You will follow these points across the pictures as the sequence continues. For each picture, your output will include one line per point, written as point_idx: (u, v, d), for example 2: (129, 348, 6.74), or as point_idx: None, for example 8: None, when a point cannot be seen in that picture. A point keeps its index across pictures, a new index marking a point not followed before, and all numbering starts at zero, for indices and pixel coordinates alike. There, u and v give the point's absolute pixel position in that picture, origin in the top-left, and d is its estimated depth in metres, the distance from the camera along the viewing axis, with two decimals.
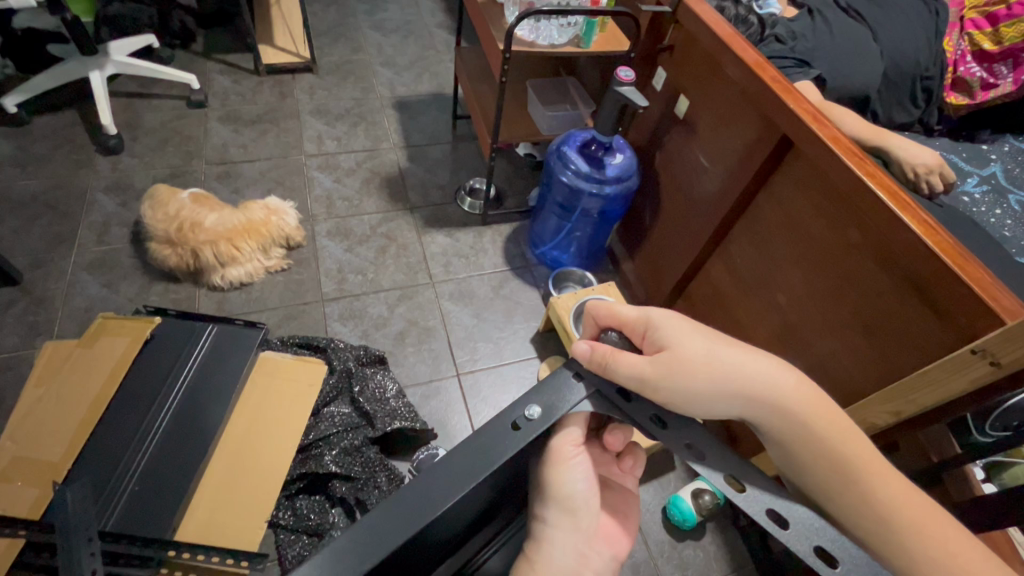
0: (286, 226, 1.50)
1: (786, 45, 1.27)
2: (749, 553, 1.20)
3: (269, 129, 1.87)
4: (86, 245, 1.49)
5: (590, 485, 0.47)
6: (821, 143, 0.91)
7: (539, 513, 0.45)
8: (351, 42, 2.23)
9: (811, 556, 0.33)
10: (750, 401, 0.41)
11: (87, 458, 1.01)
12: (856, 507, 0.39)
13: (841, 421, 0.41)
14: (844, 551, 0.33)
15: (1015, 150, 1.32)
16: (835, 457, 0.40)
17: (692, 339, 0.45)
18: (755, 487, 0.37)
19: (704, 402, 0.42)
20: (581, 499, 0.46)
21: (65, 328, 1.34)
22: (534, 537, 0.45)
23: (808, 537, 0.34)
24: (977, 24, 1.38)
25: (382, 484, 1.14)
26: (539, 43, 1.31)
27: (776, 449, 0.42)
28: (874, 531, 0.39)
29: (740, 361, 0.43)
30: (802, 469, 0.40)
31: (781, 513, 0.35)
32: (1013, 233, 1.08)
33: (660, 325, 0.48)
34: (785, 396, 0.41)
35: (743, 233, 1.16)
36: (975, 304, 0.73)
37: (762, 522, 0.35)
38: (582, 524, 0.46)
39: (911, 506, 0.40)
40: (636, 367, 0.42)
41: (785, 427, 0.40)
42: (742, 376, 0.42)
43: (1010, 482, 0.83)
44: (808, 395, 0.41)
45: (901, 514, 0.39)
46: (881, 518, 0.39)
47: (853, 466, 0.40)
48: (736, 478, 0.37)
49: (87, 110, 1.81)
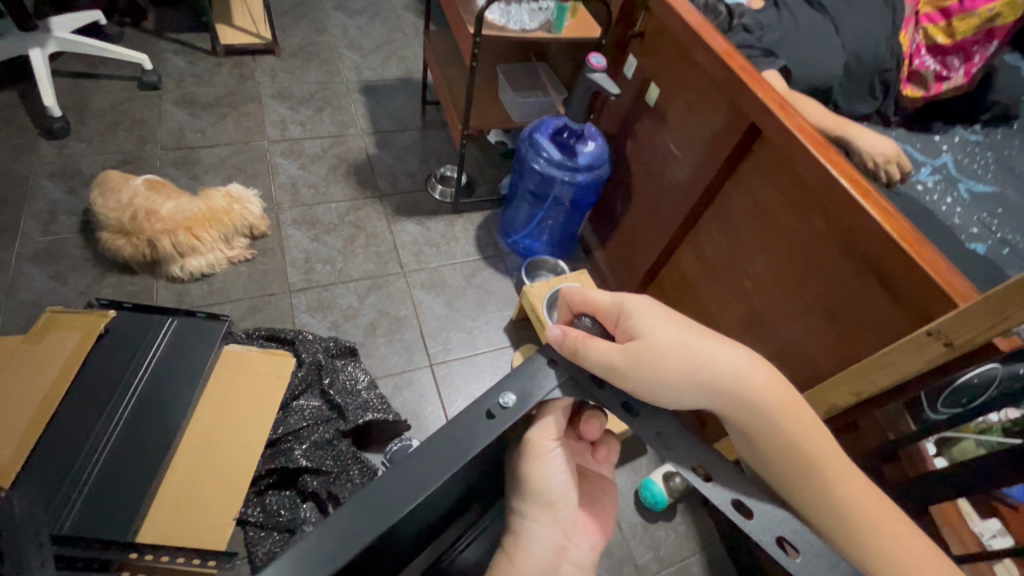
0: (250, 215, 1.44)
1: (754, 35, 1.30)
2: (717, 532, 1.24)
3: (228, 113, 1.79)
4: (30, 235, 1.40)
5: (569, 478, 0.48)
6: (787, 132, 0.93)
7: (517, 508, 0.46)
8: (315, 23, 2.15)
9: (772, 545, 0.34)
10: (715, 392, 0.41)
11: (37, 462, 0.95)
12: (818, 502, 0.40)
13: (806, 416, 0.42)
14: (806, 542, 0.35)
15: (965, 141, 1.39)
16: (799, 454, 0.41)
17: (664, 328, 0.45)
18: (722, 480, 0.38)
19: (673, 392, 0.42)
20: (558, 493, 0.47)
21: (10, 323, 1.26)
22: (513, 531, 0.46)
23: (771, 528, 0.36)
24: (931, 19, 1.38)
25: (355, 477, 1.12)
26: (510, 27, 1.28)
27: (741, 440, 0.42)
28: (833, 525, 0.40)
29: (711, 352, 0.43)
30: (767, 464, 0.42)
31: (748, 505, 0.37)
32: (962, 220, 1.13)
33: (632, 312, 0.47)
34: (753, 389, 0.41)
35: (711, 222, 1.18)
36: (929, 288, 0.76)
37: (728, 512, 0.36)
38: (561, 517, 0.47)
39: (869, 502, 0.41)
40: (606, 354, 0.42)
41: (753, 421, 0.41)
42: (712, 368, 0.42)
43: (959, 456, 0.88)
44: (776, 390, 0.42)
45: (859, 509, 0.40)
46: (841, 512, 0.40)
47: (816, 463, 0.41)
48: (702, 467, 0.39)
49: (28, 90, 1.69)
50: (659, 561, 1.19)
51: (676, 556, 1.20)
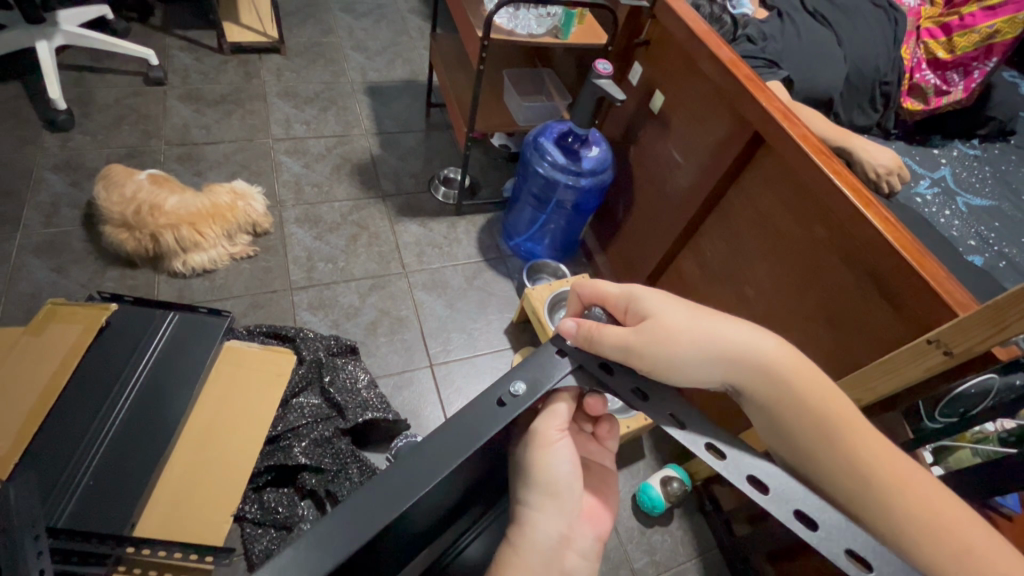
0: (253, 212, 1.45)
1: (758, 46, 1.32)
2: (713, 537, 1.24)
3: (233, 110, 1.79)
4: (32, 227, 1.40)
5: (575, 469, 0.46)
6: (791, 141, 0.94)
7: (522, 496, 0.44)
8: (322, 24, 2.16)
9: (791, 519, 0.34)
10: (732, 363, 0.43)
11: (36, 453, 0.95)
12: (841, 469, 0.41)
13: (822, 379, 0.43)
14: (824, 513, 0.35)
15: (963, 155, 1.40)
16: (820, 420, 0.42)
17: (675, 308, 0.46)
18: (737, 453, 0.38)
19: (686, 366, 0.43)
20: (564, 483, 0.45)
21: (9, 314, 1.26)
22: (518, 521, 0.44)
23: (788, 502, 0.35)
24: (932, 34, 1.44)
25: (353, 475, 1.12)
26: (517, 32, 1.29)
27: (760, 414, 0.43)
28: (859, 491, 0.41)
29: (721, 326, 0.44)
30: (787, 435, 0.42)
31: (762, 479, 0.37)
32: (960, 233, 1.15)
33: (641, 297, 0.48)
34: (768, 358, 0.42)
35: (713, 228, 1.19)
36: (929, 298, 0.77)
37: (742, 487, 0.36)
38: (567, 507, 0.45)
39: (890, 463, 0.42)
40: (620, 337, 0.43)
41: (771, 392, 0.42)
42: (724, 342, 0.43)
43: (955, 465, 0.89)
44: (791, 358, 0.43)
45: (882, 473, 0.41)
46: (864, 477, 0.41)
47: (838, 428, 0.42)
48: (715, 445, 0.39)
49: (34, 83, 1.69)
50: (655, 565, 1.19)
51: (671, 560, 1.20)
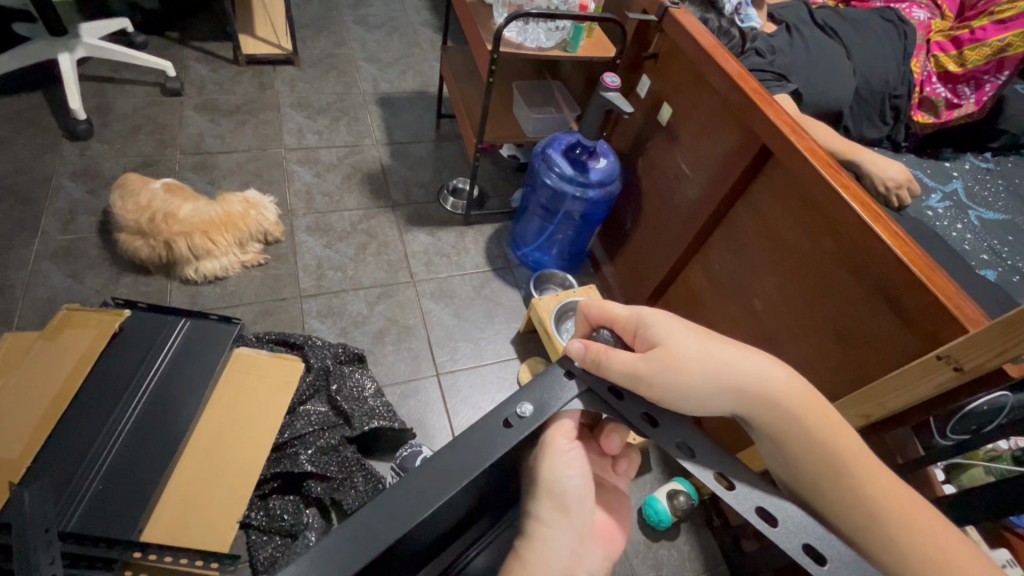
0: (265, 221, 1.47)
1: (766, 59, 1.33)
2: (720, 552, 1.23)
3: (247, 120, 1.82)
4: (49, 234, 1.43)
5: (586, 483, 0.46)
6: (800, 155, 0.94)
7: (533, 510, 0.44)
8: (335, 36, 2.20)
9: (800, 554, 0.34)
10: (740, 395, 0.42)
11: (47, 458, 0.96)
12: (848, 503, 0.40)
13: (826, 409, 0.43)
14: (833, 549, 0.35)
15: (975, 168, 1.39)
16: (827, 453, 0.41)
17: (684, 335, 0.46)
18: (745, 486, 0.38)
19: (696, 397, 0.42)
20: (574, 497, 0.45)
21: (26, 319, 1.28)
22: (527, 535, 0.44)
23: (796, 535, 0.35)
24: (942, 47, 1.44)
25: (359, 484, 1.13)
26: (527, 46, 1.30)
27: (767, 443, 0.43)
28: (866, 527, 0.40)
29: (730, 356, 0.44)
30: (794, 465, 0.42)
31: (771, 512, 0.36)
32: (973, 247, 1.14)
33: (651, 323, 0.48)
34: (776, 390, 0.42)
35: (722, 241, 1.19)
36: (941, 313, 0.77)
37: (751, 520, 0.36)
38: (578, 524, 0.45)
39: (900, 501, 0.41)
40: (629, 363, 0.43)
41: (778, 422, 0.42)
42: (732, 370, 0.43)
43: (968, 483, 0.89)
44: (798, 389, 0.43)
45: (890, 510, 0.40)
46: (870, 513, 0.40)
47: (845, 462, 0.41)
48: (724, 476, 0.39)
49: (55, 93, 1.74)
50: None
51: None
